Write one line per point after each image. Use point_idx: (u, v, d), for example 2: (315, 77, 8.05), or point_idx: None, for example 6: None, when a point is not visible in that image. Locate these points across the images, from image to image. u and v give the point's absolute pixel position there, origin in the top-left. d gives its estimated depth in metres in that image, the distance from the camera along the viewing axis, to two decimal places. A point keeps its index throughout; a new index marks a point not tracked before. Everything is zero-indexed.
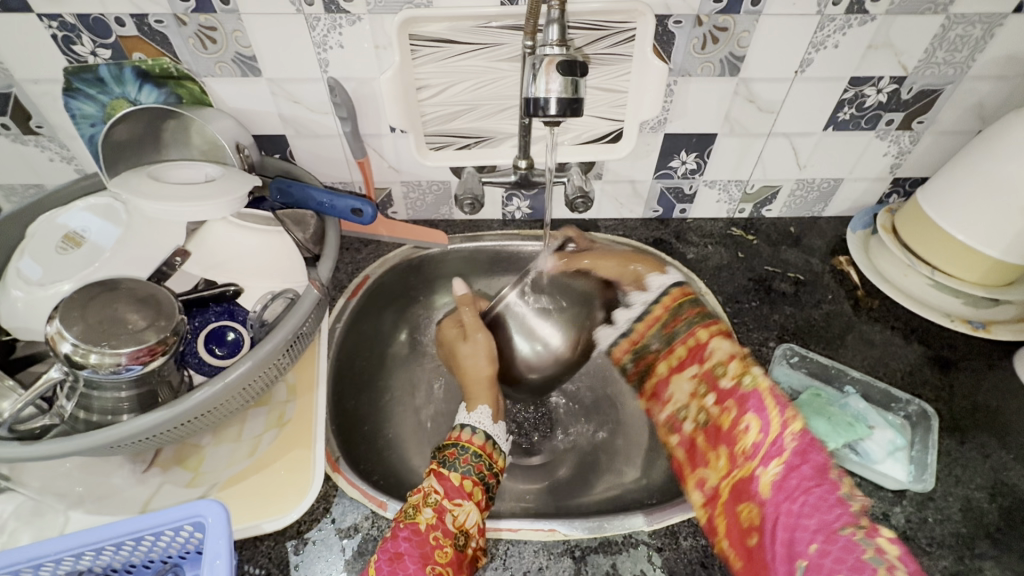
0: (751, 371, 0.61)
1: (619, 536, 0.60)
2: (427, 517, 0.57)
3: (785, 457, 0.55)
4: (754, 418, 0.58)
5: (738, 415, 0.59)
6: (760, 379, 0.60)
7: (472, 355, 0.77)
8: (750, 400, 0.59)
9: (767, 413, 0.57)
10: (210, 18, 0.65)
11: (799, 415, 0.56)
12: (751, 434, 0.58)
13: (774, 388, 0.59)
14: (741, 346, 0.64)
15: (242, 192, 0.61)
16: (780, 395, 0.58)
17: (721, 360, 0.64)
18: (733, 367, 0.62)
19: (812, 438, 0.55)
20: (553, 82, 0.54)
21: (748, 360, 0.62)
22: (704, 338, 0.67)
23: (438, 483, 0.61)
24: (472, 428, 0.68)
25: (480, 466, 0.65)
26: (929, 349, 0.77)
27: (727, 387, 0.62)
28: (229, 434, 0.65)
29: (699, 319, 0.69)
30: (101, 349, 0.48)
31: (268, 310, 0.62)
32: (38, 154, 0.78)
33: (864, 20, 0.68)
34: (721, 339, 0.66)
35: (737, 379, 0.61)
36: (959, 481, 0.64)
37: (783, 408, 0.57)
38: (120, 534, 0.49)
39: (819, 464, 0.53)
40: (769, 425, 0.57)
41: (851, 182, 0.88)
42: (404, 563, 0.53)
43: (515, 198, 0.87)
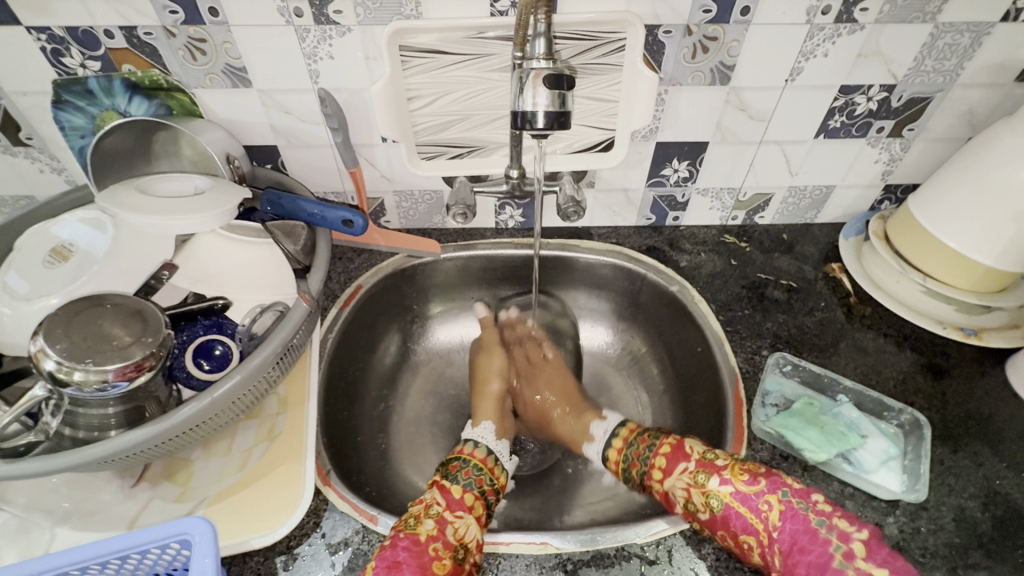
0: (711, 492, 0.59)
1: (612, 548, 0.60)
2: (427, 528, 0.58)
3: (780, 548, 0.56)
4: (743, 533, 0.57)
5: (731, 540, 0.58)
6: (723, 493, 0.59)
7: (486, 371, 0.86)
8: (731, 520, 0.58)
9: (743, 518, 0.58)
10: (200, 30, 0.65)
11: (769, 501, 0.57)
12: (754, 550, 0.57)
13: (736, 491, 0.59)
14: (689, 465, 0.63)
15: (233, 204, 0.61)
16: (744, 494, 0.58)
17: (684, 494, 0.62)
18: (696, 498, 0.60)
19: (789, 516, 0.56)
20: (540, 96, 0.55)
21: (701, 479, 0.61)
22: (660, 477, 0.65)
23: (440, 495, 0.62)
24: (475, 442, 0.71)
25: (481, 480, 0.66)
26: (922, 357, 0.77)
27: (705, 520, 0.59)
28: (220, 447, 0.64)
29: (653, 446, 0.69)
30: (86, 366, 0.48)
31: (257, 323, 0.62)
32: (28, 166, 0.77)
33: (854, 29, 0.68)
34: (670, 474, 0.64)
35: (707, 509, 0.59)
36: (952, 491, 0.64)
37: (753, 506, 0.58)
38: (105, 553, 0.48)
39: (805, 537, 0.54)
40: (757, 533, 0.57)
41: (843, 189, 0.88)
42: (401, 572, 0.53)
43: (507, 207, 0.87)
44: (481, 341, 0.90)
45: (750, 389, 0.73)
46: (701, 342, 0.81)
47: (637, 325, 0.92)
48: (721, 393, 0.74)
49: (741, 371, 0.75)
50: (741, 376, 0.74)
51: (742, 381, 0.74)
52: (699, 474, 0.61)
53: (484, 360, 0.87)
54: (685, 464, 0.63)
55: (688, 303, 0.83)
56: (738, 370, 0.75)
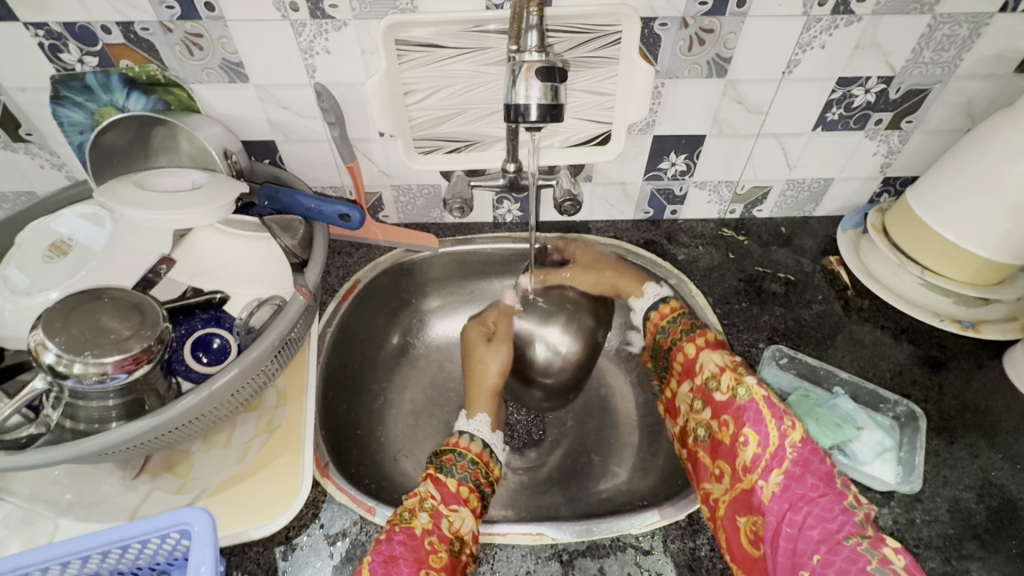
0: (744, 383, 0.61)
1: (607, 539, 0.60)
2: (422, 522, 0.57)
3: (785, 466, 0.56)
4: (753, 430, 0.59)
5: (737, 430, 0.60)
6: (754, 389, 0.60)
7: (485, 360, 0.80)
8: (748, 413, 0.59)
9: (759, 417, 0.59)
10: (196, 25, 0.65)
11: (795, 422, 0.57)
12: (751, 448, 0.58)
13: (769, 397, 0.59)
14: (734, 356, 0.65)
15: (230, 199, 0.61)
16: (775, 404, 0.59)
17: (714, 372, 0.64)
18: (725, 379, 0.63)
19: (810, 446, 0.56)
20: (533, 89, 0.54)
21: (740, 370, 0.62)
22: (694, 351, 0.68)
23: (435, 488, 0.61)
24: (471, 434, 0.69)
25: (476, 474, 0.65)
26: (919, 349, 0.77)
27: (723, 401, 0.62)
28: (219, 439, 0.65)
29: (695, 331, 0.70)
30: (85, 358, 0.48)
31: (255, 317, 0.63)
32: (28, 162, 0.78)
33: (851, 21, 0.68)
34: (710, 352, 0.66)
35: (731, 392, 0.61)
36: (947, 482, 0.64)
37: (779, 417, 0.58)
38: (106, 543, 0.49)
39: (819, 472, 0.55)
40: (769, 439, 0.58)
41: (841, 182, 0.88)
42: (398, 567, 0.53)
43: (505, 201, 0.87)
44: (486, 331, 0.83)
45: None
46: None
47: None
48: None
49: None
50: None
51: None
52: (740, 365, 0.63)
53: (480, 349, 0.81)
54: (729, 352, 0.65)
55: (685, 297, 0.83)
56: None
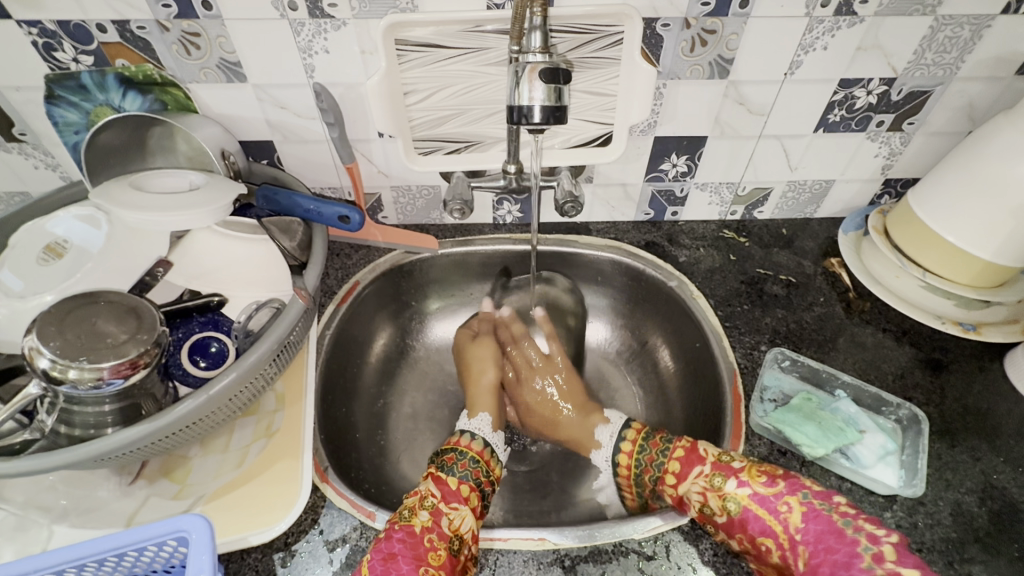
0: (728, 495, 0.58)
1: (609, 544, 0.60)
2: (422, 520, 0.57)
3: (803, 550, 0.54)
4: (762, 535, 0.56)
5: (753, 544, 0.57)
6: (739, 496, 0.58)
7: (481, 361, 0.82)
8: (749, 523, 0.57)
9: (761, 517, 0.57)
10: (193, 24, 0.64)
11: (789, 501, 0.56)
12: (774, 552, 0.56)
13: (754, 492, 0.58)
14: (705, 468, 0.61)
15: (228, 200, 0.61)
16: (762, 496, 0.57)
17: (698, 499, 0.60)
18: (712, 501, 0.59)
19: (812, 517, 0.55)
20: (536, 90, 0.54)
21: (718, 482, 0.59)
22: (671, 483, 0.63)
23: (436, 486, 0.61)
24: (471, 434, 0.69)
25: (477, 472, 0.65)
26: (920, 351, 0.77)
27: (724, 524, 0.58)
28: (217, 444, 0.64)
29: (666, 449, 0.66)
30: (80, 363, 0.47)
31: (254, 320, 0.62)
32: (22, 162, 0.77)
33: (854, 22, 0.68)
34: (685, 478, 0.62)
35: (724, 511, 0.58)
36: (949, 485, 0.64)
37: (773, 508, 0.56)
38: (103, 550, 0.48)
39: (831, 538, 0.53)
40: (778, 535, 0.56)
41: (842, 184, 0.88)
42: (397, 564, 0.53)
43: (505, 202, 0.87)
44: (473, 333, 0.86)
45: (748, 385, 0.73)
46: (699, 338, 0.80)
47: (636, 321, 0.91)
48: (720, 389, 0.74)
49: (739, 367, 0.75)
50: (739, 372, 0.74)
51: (740, 376, 0.74)
52: (715, 477, 0.60)
53: (477, 349, 0.83)
54: (700, 467, 0.61)
55: (686, 299, 0.83)
56: (736, 366, 0.75)
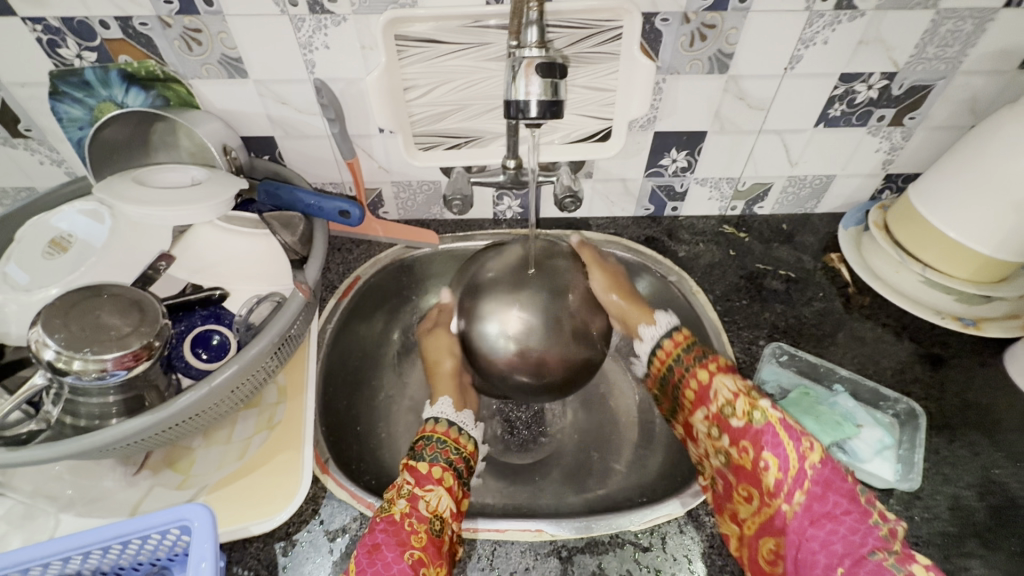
0: (760, 406, 0.60)
1: (606, 536, 0.60)
2: (401, 507, 0.59)
3: (807, 486, 0.56)
4: (771, 455, 0.58)
5: (756, 455, 0.58)
6: (770, 412, 0.59)
7: (437, 349, 0.80)
8: (765, 436, 0.59)
9: (777, 441, 0.58)
10: (194, 20, 0.64)
11: (813, 442, 0.57)
12: (772, 473, 0.57)
13: (784, 419, 0.59)
14: (745, 379, 0.63)
15: (230, 195, 0.61)
16: (791, 425, 0.59)
17: (727, 398, 0.62)
18: (740, 405, 0.61)
19: (831, 465, 0.56)
20: (533, 85, 0.54)
21: (753, 395, 0.61)
22: (705, 377, 0.65)
23: (409, 475, 0.63)
24: (435, 418, 0.70)
25: (446, 452, 0.66)
26: (920, 346, 0.77)
27: (739, 427, 0.60)
28: (220, 436, 0.65)
29: (705, 356, 0.68)
30: (84, 355, 0.48)
31: (255, 314, 0.62)
32: (28, 158, 0.78)
33: (854, 16, 0.67)
34: (722, 377, 0.64)
35: (747, 418, 0.60)
36: (948, 480, 0.64)
37: (796, 437, 0.58)
38: (108, 538, 0.49)
39: (841, 490, 0.55)
40: (787, 460, 0.57)
41: (843, 179, 0.88)
42: (382, 553, 0.54)
43: (505, 197, 0.87)
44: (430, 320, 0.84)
45: (746, 379, 0.73)
46: (698, 334, 0.81)
47: None
48: None
49: (738, 361, 0.75)
50: (738, 366, 0.74)
51: (738, 371, 0.74)
52: (753, 390, 0.62)
53: (435, 336, 0.82)
54: (740, 377, 0.64)
55: (686, 294, 0.83)
56: (735, 360, 0.75)
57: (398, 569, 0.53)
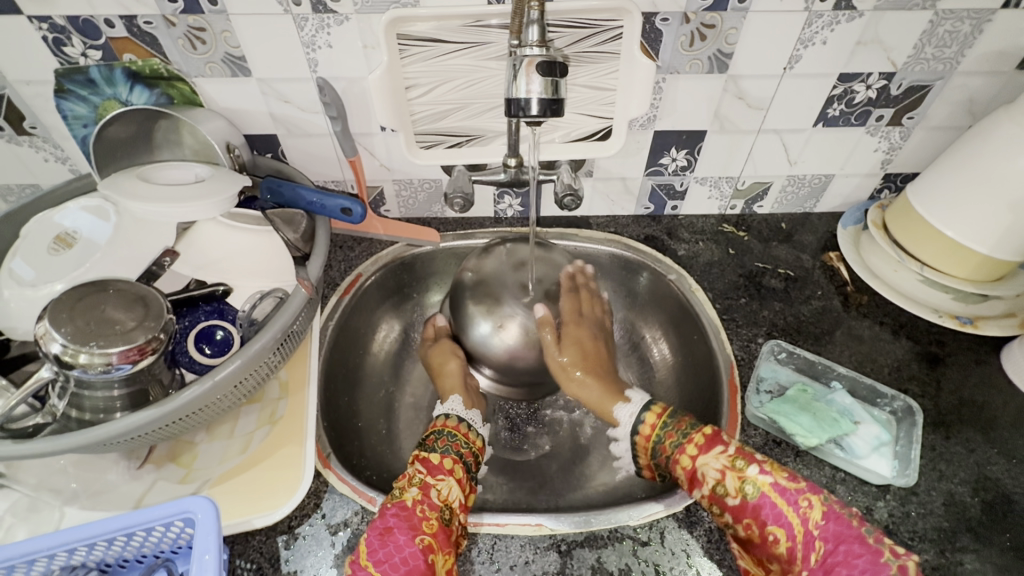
0: (749, 477, 0.58)
1: (605, 530, 0.61)
2: (413, 494, 0.60)
3: (819, 545, 0.54)
4: (775, 525, 0.55)
5: (762, 530, 0.56)
6: (760, 480, 0.57)
7: (441, 354, 0.81)
8: (764, 508, 0.56)
9: (776, 508, 0.56)
10: (199, 19, 0.65)
11: (810, 499, 0.56)
12: (782, 543, 0.55)
13: (776, 482, 0.57)
14: (728, 449, 0.60)
15: (232, 192, 0.63)
16: (784, 487, 0.57)
17: (716, 478, 0.59)
18: (730, 481, 0.58)
19: (833, 516, 0.54)
20: (533, 83, 0.55)
21: (740, 464, 0.59)
22: (689, 462, 0.61)
23: (420, 465, 0.63)
24: (446, 414, 0.71)
25: (457, 445, 0.67)
26: (917, 345, 0.77)
27: (736, 505, 0.57)
28: (222, 431, 0.66)
29: (684, 434, 0.63)
30: (91, 349, 0.49)
31: (257, 309, 0.63)
32: (33, 154, 0.78)
33: (852, 17, 0.68)
34: (706, 454, 0.60)
35: (741, 493, 0.57)
36: (943, 476, 0.64)
37: (792, 500, 0.56)
38: (113, 529, 0.49)
39: (850, 538, 0.53)
40: (793, 527, 0.55)
41: (842, 178, 0.88)
42: (394, 536, 0.55)
43: (506, 196, 0.88)
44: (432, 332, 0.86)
45: (744, 376, 0.74)
46: (697, 331, 0.82)
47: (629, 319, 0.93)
48: (717, 381, 0.75)
49: (736, 359, 0.76)
50: (736, 364, 0.75)
51: (736, 368, 0.75)
52: (738, 459, 0.59)
53: (439, 344, 0.83)
54: (722, 448, 0.60)
55: (685, 293, 0.84)
56: (733, 357, 0.76)
57: (409, 553, 0.54)
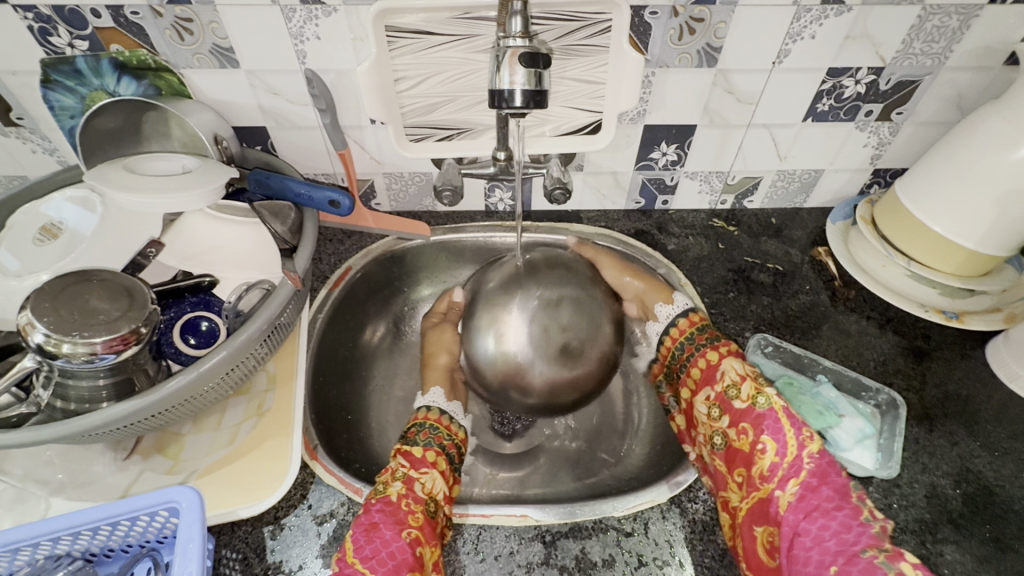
0: (764, 393, 0.64)
1: (589, 521, 0.61)
2: (396, 489, 0.60)
3: (802, 477, 0.59)
4: (770, 438, 0.62)
5: (755, 437, 0.62)
6: (773, 399, 0.64)
7: (437, 343, 0.82)
8: (766, 421, 0.63)
9: (778, 423, 0.62)
10: (186, 10, 0.65)
11: (813, 434, 0.61)
12: (768, 455, 0.61)
13: (786, 408, 0.63)
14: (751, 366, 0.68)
15: (220, 183, 0.62)
16: (793, 415, 0.63)
17: (734, 380, 0.66)
18: (746, 388, 0.65)
19: (826, 460, 0.60)
20: (516, 75, 0.54)
21: (760, 382, 0.66)
22: (715, 358, 0.70)
23: (403, 459, 0.64)
24: (427, 406, 0.72)
25: (439, 438, 0.68)
26: (903, 339, 0.78)
27: (741, 408, 0.65)
28: (209, 423, 0.66)
29: (714, 342, 0.72)
30: (73, 338, 0.49)
31: (243, 300, 0.63)
32: (20, 146, 0.78)
33: (841, 11, 0.68)
34: (732, 360, 0.68)
35: (751, 401, 0.65)
36: (925, 468, 0.65)
37: (796, 427, 0.62)
38: (97, 519, 0.50)
39: (835, 486, 0.58)
40: (786, 447, 0.61)
41: (831, 173, 0.88)
42: (380, 531, 0.56)
43: (497, 189, 0.88)
44: (440, 316, 0.85)
45: None
46: None
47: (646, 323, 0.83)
48: None
49: None
50: None
51: None
52: (760, 377, 0.66)
53: (439, 331, 0.83)
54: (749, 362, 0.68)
55: (675, 287, 0.84)
56: None
57: (396, 546, 0.55)
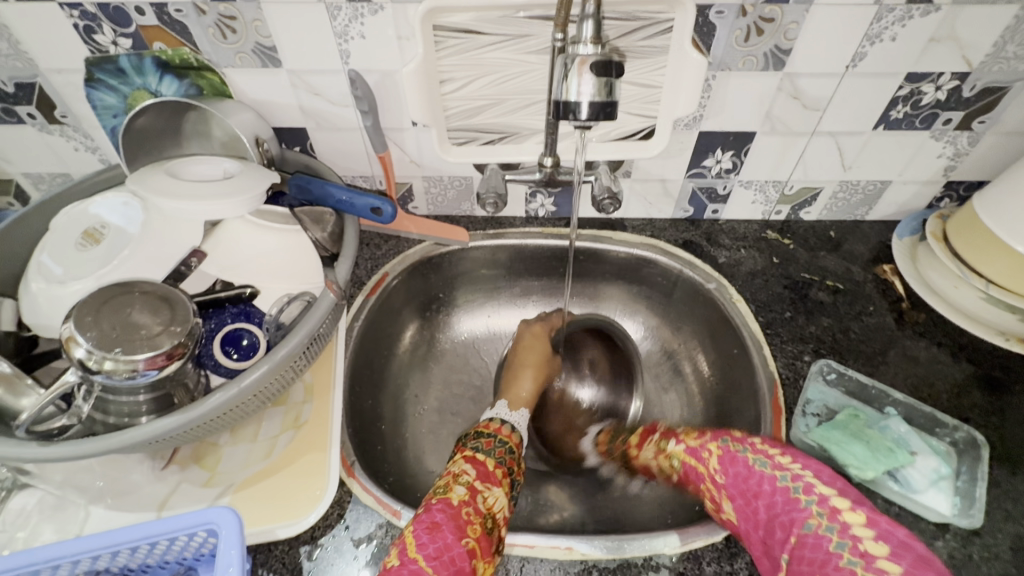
0: (669, 450, 0.66)
1: (639, 558, 0.58)
2: (459, 493, 0.58)
3: (730, 493, 0.58)
4: (699, 483, 0.62)
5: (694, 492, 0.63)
6: (675, 449, 0.65)
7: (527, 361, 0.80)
8: (688, 474, 0.63)
9: (694, 468, 0.63)
10: (230, 8, 0.63)
11: (711, 446, 0.62)
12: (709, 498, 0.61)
13: (687, 446, 0.64)
14: (654, 436, 0.70)
15: (261, 189, 0.60)
16: (692, 447, 0.64)
17: (654, 461, 0.68)
18: (662, 461, 0.67)
19: (729, 461, 0.60)
20: (585, 85, 0.51)
21: (663, 443, 0.68)
22: (636, 452, 0.72)
23: (470, 465, 0.62)
24: (501, 419, 0.70)
25: (511, 461, 0.65)
26: (979, 369, 0.72)
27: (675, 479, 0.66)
28: (245, 434, 0.64)
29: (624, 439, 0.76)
30: (115, 355, 0.47)
31: (285, 313, 0.61)
32: (64, 143, 0.77)
33: (928, 11, 0.62)
34: (641, 446, 0.71)
35: (672, 468, 0.66)
36: (1009, 516, 0.60)
37: (700, 455, 0.63)
38: (135, 538, 0.48)
39: (750, 475, 0.57)
40: (708, 480, 0.61)
41: (899, 185, 0.82)
42: (442, 532, 0.53)
43: (539, 195, 0.84)
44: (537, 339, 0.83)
45: (790, 398, 0.70)
46: (738, 345, 0.77)
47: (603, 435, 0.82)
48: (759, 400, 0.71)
49: (780, 377, 0.71)
50: (780, 382, 0.71)
51: (780, 387, 0.70)
52: (661, 441, 0.68)
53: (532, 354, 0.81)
54: (650, 436, 0.71)
55: (726, 303, 0.79)
56: (777, 376, 0.71)
57: (456, 552, 0.52)
